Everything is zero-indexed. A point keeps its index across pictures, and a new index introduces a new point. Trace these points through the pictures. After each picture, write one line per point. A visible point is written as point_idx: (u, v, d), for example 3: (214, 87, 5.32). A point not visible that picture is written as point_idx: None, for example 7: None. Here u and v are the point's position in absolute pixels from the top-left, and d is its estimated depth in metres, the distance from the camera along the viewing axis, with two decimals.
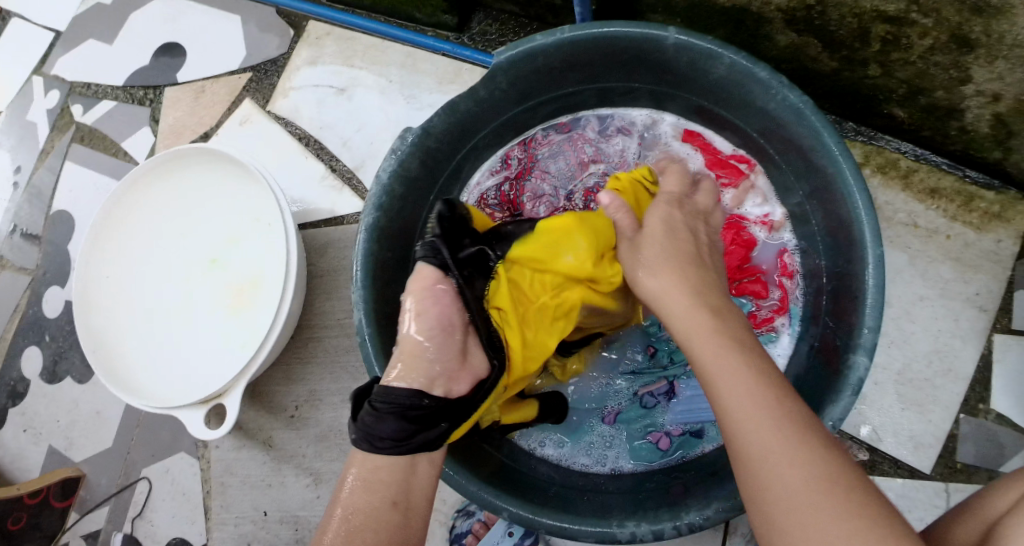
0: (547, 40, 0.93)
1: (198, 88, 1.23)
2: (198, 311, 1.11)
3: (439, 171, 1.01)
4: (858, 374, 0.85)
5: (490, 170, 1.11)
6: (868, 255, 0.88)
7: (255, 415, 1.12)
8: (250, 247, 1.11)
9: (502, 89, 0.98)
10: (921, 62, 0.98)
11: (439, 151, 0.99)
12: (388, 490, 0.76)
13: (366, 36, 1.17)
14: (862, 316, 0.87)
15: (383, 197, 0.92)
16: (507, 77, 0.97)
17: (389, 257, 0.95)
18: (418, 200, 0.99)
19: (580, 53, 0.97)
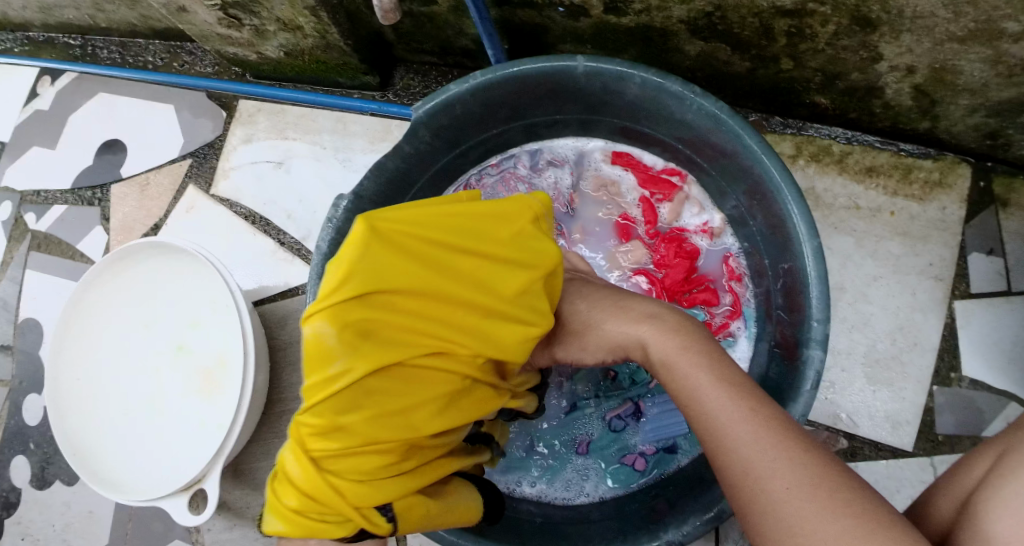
0: (461, 88, 0.95)
1: (142, 181, 1.25)
2: (171, 399, 1.12)
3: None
4: (814, 368, 0.84)
5: None
6: (806, 248, 0.87)
7: (241, 493, 1.13)
8: (211, 329, 1.12)
9: (427, 142, 1.00)
10: (829, 48, 0.99)
11: None
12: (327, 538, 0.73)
13: (294, 107, 1.21)
14: (810, 308, 0.86)
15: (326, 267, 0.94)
16: (430, 129, 0.98)
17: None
18: None
19: (496, 93, 0.98)
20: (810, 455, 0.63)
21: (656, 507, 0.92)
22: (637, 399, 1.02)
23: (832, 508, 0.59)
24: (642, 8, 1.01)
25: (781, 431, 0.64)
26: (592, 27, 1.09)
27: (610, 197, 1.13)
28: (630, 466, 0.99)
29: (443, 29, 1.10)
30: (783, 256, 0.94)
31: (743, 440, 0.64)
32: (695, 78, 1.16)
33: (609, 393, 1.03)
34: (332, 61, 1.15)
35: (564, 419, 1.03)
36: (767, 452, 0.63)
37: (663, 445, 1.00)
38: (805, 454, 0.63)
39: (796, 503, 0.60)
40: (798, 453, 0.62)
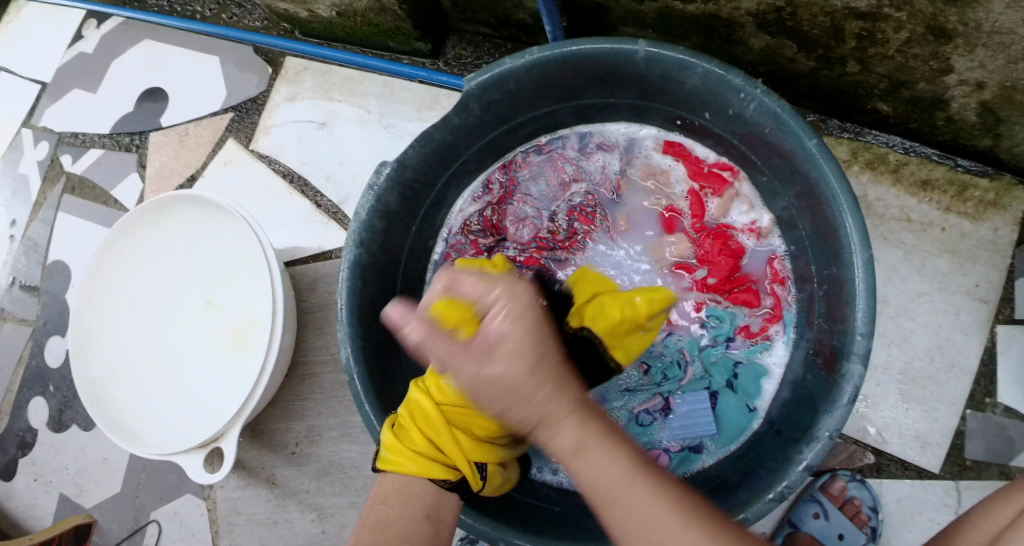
0: (516, 63, 0.92)
1: (182, 131, 1.24)
2: (198, 353, 1.11)
3: (420, 201, 1.01)
4: (853, 384, 0.82)
5: (472, 196, 1.11)
6: (856, 260, 0.85)
7: (256, 453, 1.12)
8: (245, 287, 1.11)
9: (477, 115, 0.98)
10: (899, 55, 0.96)
11: (417, 183, 0.99)
12: (421, 504, 0.80)
13: (341, 68, 1.19)
14: (854, 321, 0.84)
15: (362, 233, 0.92)
16: (481, 103, 0.96)
17: (373, 291, 0.95)
18: (400, 232, 0.99)
19: (551, 72, 0.96)
20: (711, 518, 0.69)
21: None
22: (666, 396, 1.01)
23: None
24: None
25: (667, 490, 0.69)
26: (656, 12, 1.07)
27: (657, 187, 1.10)
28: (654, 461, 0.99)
29: (502, 2, 1.07)
30: (829, 263, 0.92)
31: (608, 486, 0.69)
32: (755, 74, 1.13)
33: (639, 386, 1.02)
34: (385, 24, 1.12)
35: None
36: (658, 514, 0.68)
37: (689, 444, 1.00)
38: (720, 526, 0.68)
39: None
40: (686, 521, 0.68)
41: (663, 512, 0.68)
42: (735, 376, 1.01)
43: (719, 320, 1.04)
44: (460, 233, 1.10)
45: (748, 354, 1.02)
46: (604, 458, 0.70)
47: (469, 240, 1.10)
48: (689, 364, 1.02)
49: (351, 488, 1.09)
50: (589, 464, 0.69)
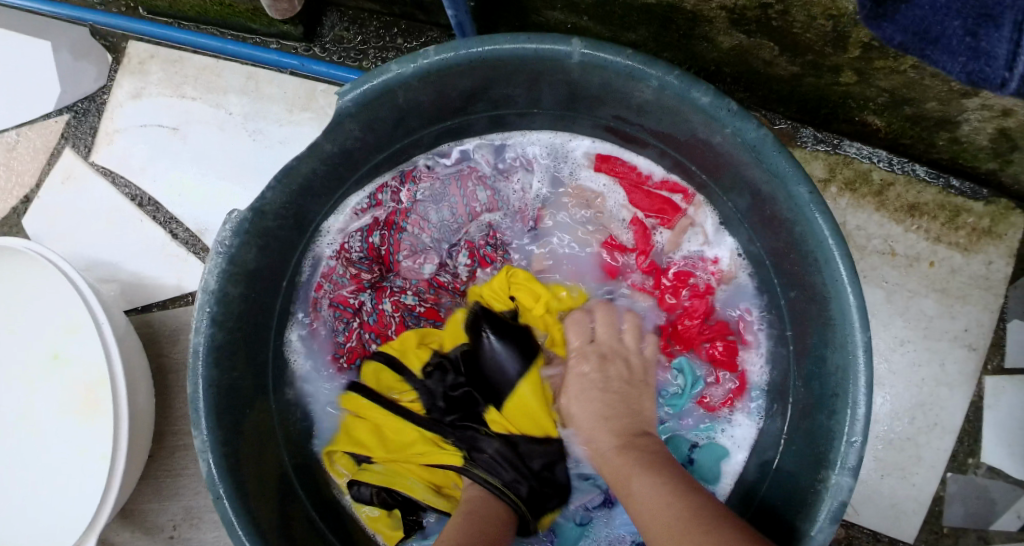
0: (404, 71, 0.71)
1: (10, 142, 0.97)
2: (45, 420, 0.92)
3: (293, 242, 0.81)
4: (840, 498, 0.67)
5: (354, 211, 0.89)
6: (854, 342, 0.68)
7: (128, 537, 0.94)
8: (91, 341, 0.90)
9: (356, 137, 0.76)
10: (912, 72, 0.77)
11: (282, 229, 0.77)
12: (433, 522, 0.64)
13: (196, 55, 0.95)
14: (844, 422, 0.69)
15: (216, 306, 0.71)
16: (359, 122, 0.74)
17: (235, 375, 0.74)
18: (267, 289, 0.79)
19: (457, 77, 0.74)
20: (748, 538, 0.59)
21: None
22: (609, 488, 0.84)
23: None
24: None
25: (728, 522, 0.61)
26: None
27: (591, 216, 0.91)
28: None
29: None
30: (801, 325, 0.78)
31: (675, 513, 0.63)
32: (720, 73, 0.93)
33: (573, 478, 0.84)
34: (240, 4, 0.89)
35: None
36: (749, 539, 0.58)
37: (639, 539, 0.84)
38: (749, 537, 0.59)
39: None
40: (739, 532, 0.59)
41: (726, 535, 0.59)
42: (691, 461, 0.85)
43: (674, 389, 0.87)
44: (338, 258, 0.88)
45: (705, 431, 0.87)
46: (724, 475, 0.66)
47: (351, 272, 0.88)
48: None
49: None
50: (640, 490, 0.67)
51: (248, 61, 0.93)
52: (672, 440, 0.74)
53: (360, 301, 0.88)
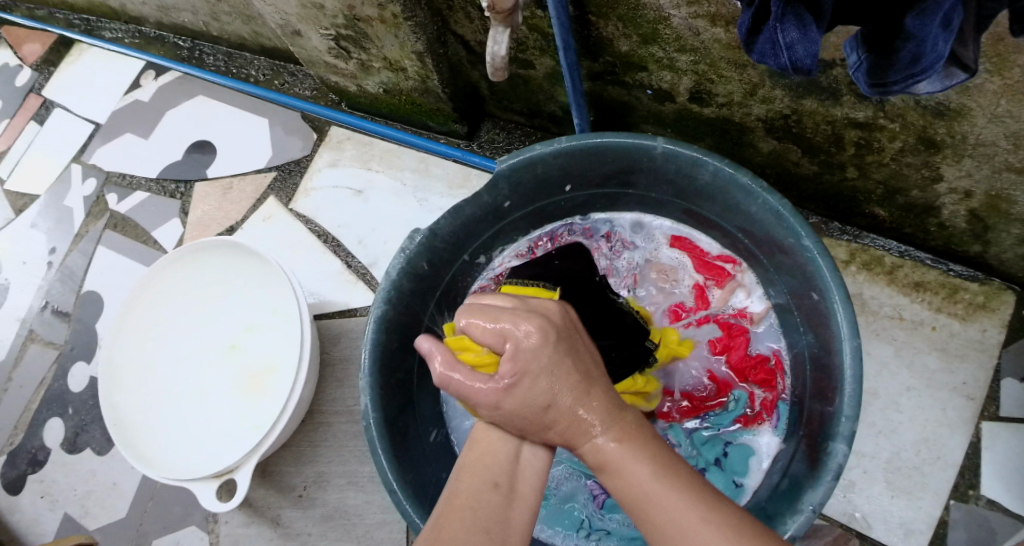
0: (545, 150, 1.01)
1: (226, 185, 1.33)
2: (220, 389, 1.18)
3: (450, 264, 1.09)
4: (836, 460, 0.88)
5: (515, 252, 1.18)
6: (846, 347, 0.92)
7: (264, 493, 1.16)
8: (271, 331, 1.19)
9: (505, 195, 1.06)
10: (893, 163, 1.05)
11: (444, 251, 1.06)
12: (489, 471, 0.71)
13: (382, 141, 1.26)
14: (842, 405, 0.91)
15: (391, 292, 1.00)
16: (510, 184, 1.05)
17: (394, 345, 1.02)
18: (426, 295, 1.07)
19: (578, 160, 1.04)
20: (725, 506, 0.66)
21: None
22: None
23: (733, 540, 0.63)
24: (724, 102, 1.06)
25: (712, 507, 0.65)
26: (675, 113, 1.13)
27: (666, 282, 1.18)
28: (639, 532, 1.02)
29: (536, 94, 1.15)
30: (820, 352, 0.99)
31: (641, 512, 0.66)
32: (764, 174, 1.21)
33: None
34: (427, 104, 1.20)
35: (573, 475, 1.08)
36: None
37: None
38: (710, 509, 0.65)
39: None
40: None
41: None
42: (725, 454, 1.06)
43: (723, 408, 1.09)
44: (495, 278, 1.17)
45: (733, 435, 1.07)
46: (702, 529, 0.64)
47: (499, 287, 1.17)
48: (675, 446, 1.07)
49: (352, 535, 1.12)
50: (619, 480, 0.68)
51: (423, 150, 1.23)
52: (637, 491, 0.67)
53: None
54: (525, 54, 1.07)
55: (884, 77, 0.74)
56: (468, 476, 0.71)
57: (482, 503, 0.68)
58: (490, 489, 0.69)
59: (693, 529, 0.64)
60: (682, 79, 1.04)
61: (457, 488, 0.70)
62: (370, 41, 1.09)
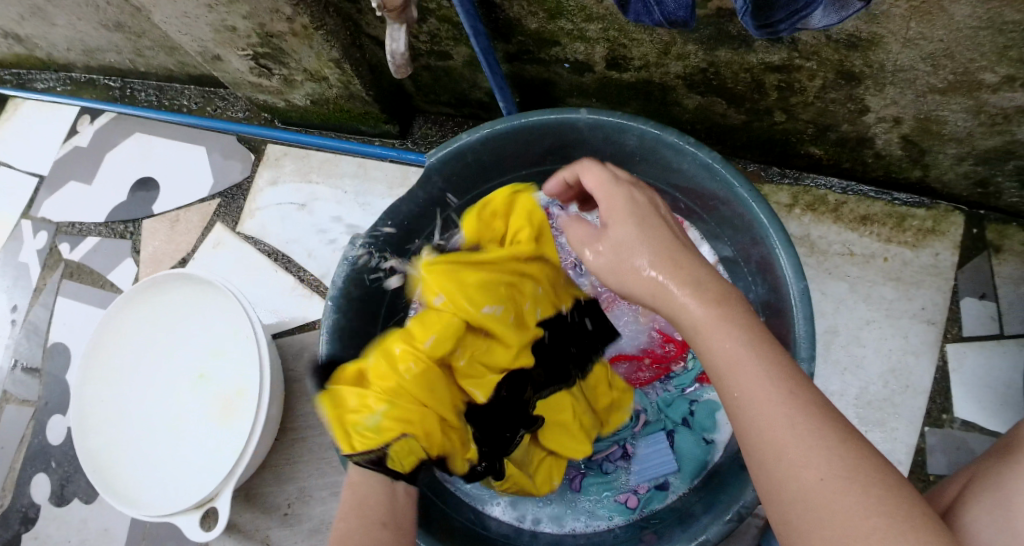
0: (471, 138, 1.02)
1: (173, 217, 1.33)
2: (193, 420, 1.18)
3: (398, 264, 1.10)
4: None
5: None
6: (794, 290, 0.93)
7: (251, 516, 1.16)
8: (233, 354, 1.19)
9: (439, 187, 1.07)
10: (818, 101, 1.05)
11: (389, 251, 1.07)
12: (376, 512, 0.79)
13: (318, 152, 1.26)
14: (797, 348, 0.92)
15: (340, 299, 1.01)
16: (442, 175, 1.06)
17: (354, 352, 1.03)
18: (378, 298, 1.08)
19: (506, 142, 1.05)
20: (866, 471, 0.61)
21: (643, 539, 0.96)
22: (624, 442, 1.05)
23: (860, 490, 0.60)
24: (641, 64, 1.06)
25: (847, 450, 0.62)
26: (596, 81, 1.13)
27: None
28: (622, 503, 1.02)
29: (458, 82, 1.14)
30: (771, 298, 1.00)
31: (756, 402, 0.65)
32: (695, 131, 1.21)
33: (596, 434, 1.05)
34: (355, 109, 1.20)
35: None
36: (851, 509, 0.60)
37: (655, 483, 1.02)
38: (844, 446, 0.62)
39: (839, 495, 0.60)
40: (843, 485, 0.61)
41: (839, 501, 0.60)
42: (691, 412, 1.04)
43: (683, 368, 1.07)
44: None
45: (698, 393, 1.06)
46: (811, 446, 0.62)
47: None
48: (641, 413, 1.06)
49: None
50: (715, 346, 0.68)
51: (358, 154, 1.22)
52: (769, 410, 0.64)
53: None
54: (440, 46, 1.07)
55: (769, 17, 0.77)
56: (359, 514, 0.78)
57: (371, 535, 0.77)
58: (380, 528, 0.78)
59: (803, 440, 0.62)
60: (595, 47, 1.04)
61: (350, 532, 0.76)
62: (287, 56, 1.09)
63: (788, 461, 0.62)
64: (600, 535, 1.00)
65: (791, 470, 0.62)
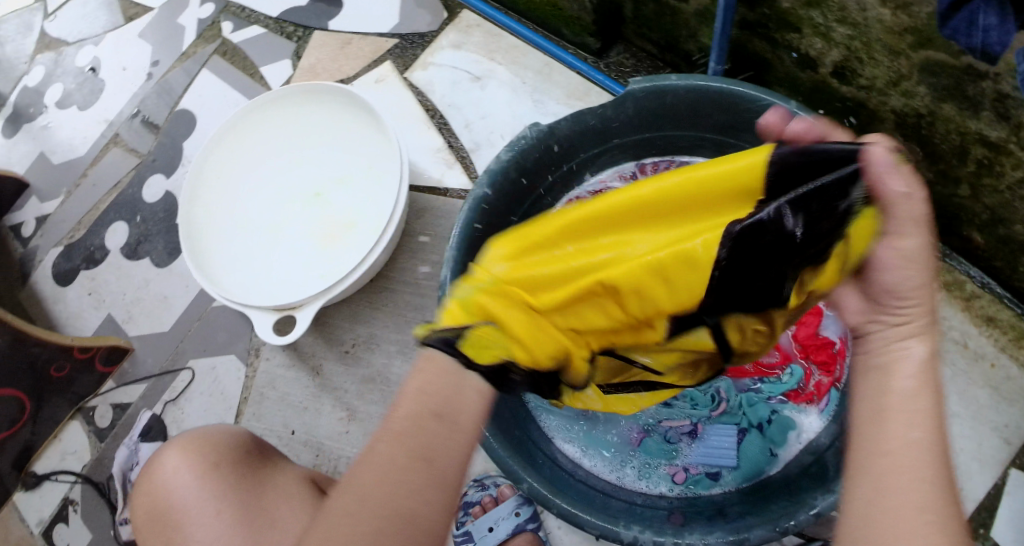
0: (679, 82, 1.04)
1: (345, 40, 1.34)
2: (294, 233, 1.19)
3: (556, 168, 1.12)
4: None
5: (618, 174, 1.18)
6: None
7: (313, 341, 1.17)
8: (358, 188, 1.20)
9: (628, 115, 1.09)
10: (1009, 192, 1.05)
11: (557, 152, 1.09)
12: (432, 399, 0.69)
13: (511, 37, 1.26)
14: None
15: (497, 176, 1.03)
16: (635, 105, 1.08)
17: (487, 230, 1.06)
18: (529, 189, 1.11)
19: (706, 100, 1.06)
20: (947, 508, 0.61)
21: (672, 517, 1.01)
22: (696, 421, 1.09)
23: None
24: (866, 85, 1.08)
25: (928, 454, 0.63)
26: (812, 81, 1.15)
27: None
28: (670, 476, 1.07)
29: (678, 29, 1.14)
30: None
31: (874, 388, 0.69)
32: None
33: (674, 403, 1.10)
34: (569, 11, 1.20)
35: None
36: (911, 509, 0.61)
37: (708, 470, 1.07)
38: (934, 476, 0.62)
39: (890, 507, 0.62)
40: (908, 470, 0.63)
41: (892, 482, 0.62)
42: (767, 420, 1.08)
43: (776, 378, 1.10)
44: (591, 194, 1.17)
45: (781, 406, 1.09)
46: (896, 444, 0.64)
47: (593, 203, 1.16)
48: (723, 400, 1.10)
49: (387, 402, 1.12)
50: (883, 382, 0.69)
51: (549, 54, 1.23)
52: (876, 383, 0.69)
53: None
54: None
55: None
56: (413, 399, 0.70)
57: (419, 428, 0.68)
58: (433, 420, 0.68)
59: (911, 521, 0.61)
60: (833, 50, 1.06)
61: (403, 406, 0.69)
62: None
63: (891, 531, 0.61)
64: (641, 495, 1.05)
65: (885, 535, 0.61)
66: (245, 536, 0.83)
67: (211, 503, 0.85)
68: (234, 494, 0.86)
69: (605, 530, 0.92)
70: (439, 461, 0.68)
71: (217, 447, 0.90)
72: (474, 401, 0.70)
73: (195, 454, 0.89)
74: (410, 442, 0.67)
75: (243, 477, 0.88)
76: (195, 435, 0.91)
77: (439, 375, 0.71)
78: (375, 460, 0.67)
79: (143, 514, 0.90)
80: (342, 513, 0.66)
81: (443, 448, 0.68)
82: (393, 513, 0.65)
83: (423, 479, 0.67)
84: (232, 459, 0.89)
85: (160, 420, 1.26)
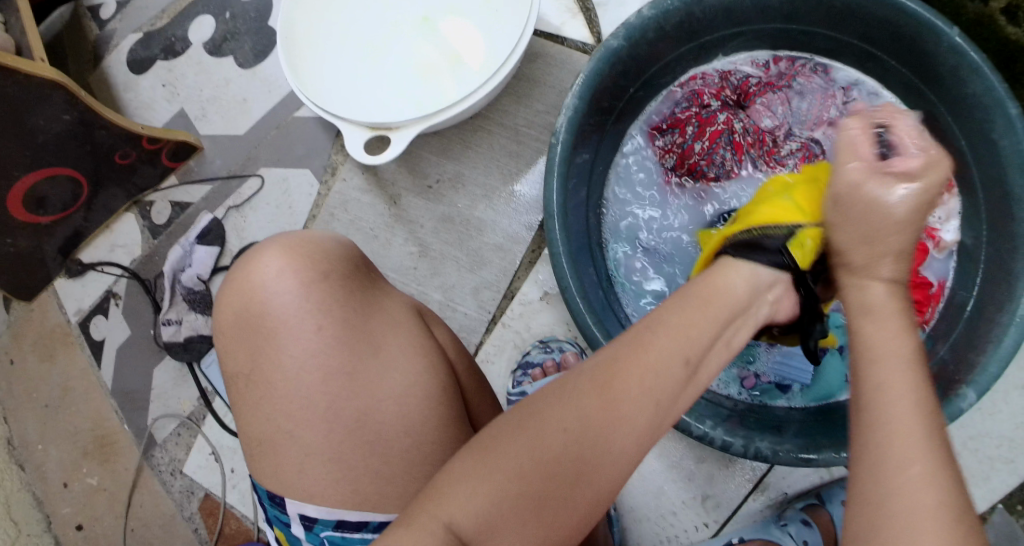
0: None
1: None
2: (397, 53, 1.12)
3: (687, 42, 1.06)
4: (959, 406, 0.86)
5: (753, 60, 1.12)
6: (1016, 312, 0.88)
7: (396, 170, 1.13)
8: (470, 23, 1.11)
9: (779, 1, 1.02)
10: None
11: (700, 22, 1.03)
12: (689, 345, 0.62)
13: None
14: (988, 359, 0.88)
15: (628, 34, 0.96)
16: None
17: (605, 94, 0.99)
18: (657, 56, 1.04)
19: (863, 7, 0.98)
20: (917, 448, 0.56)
21: (730, 417, 0.98)
22: None
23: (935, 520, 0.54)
24: None
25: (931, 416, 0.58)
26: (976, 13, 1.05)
27: None
28: (740, 379, 1.06)
29: None
30: (981, 315, 0.94)
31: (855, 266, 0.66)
32: None
33: None
34: None
35: None
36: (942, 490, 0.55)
37: (780, 382, 1.05)
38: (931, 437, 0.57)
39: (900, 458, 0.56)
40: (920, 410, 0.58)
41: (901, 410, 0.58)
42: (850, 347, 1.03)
43: None
44: (720, 74, 1.11)
45: None
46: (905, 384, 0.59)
47: (722, 82, 1.11)
48: None
49: (463, 246, 1.09)
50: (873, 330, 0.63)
51: None
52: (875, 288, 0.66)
53: (711, 102, 1.09)
54: None
55: None
56: (668, 336, 0.62)
57: (662, 375, 0.61)
58: (682, 365, 0.62)
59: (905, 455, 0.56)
60: None
61: (651, 339, 0.62)
62: None
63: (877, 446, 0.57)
64: (709, 391, 1.05)
65: (890, 456, 0.56)
66: (344, 360, 0.76)
67: (312, 316, 0.76)
68: (343, 310, 0.78)
69: (677, 420, 0.91)
70: (667, 405, 0.61)
71: (328, 257, 0.80)
72: (716, 351, 0.65)
73: (308, 256, 0.79)
74: (640, 374, 0.61)
75: (352, 296, 0.79)
76: (301, 239, 0.81)
77: (699, 320, 0.64)
78: (598, 399, 0.59)
79: (232, 316, 0.79)
80: (537, 438, 0.59)
81: (674, 396, 0.61)
82: (595, 446, 0.59)
83: (645, 422, 0.60)
84: (345, 280, 0.79)
85: (218, 225, 1.24)
